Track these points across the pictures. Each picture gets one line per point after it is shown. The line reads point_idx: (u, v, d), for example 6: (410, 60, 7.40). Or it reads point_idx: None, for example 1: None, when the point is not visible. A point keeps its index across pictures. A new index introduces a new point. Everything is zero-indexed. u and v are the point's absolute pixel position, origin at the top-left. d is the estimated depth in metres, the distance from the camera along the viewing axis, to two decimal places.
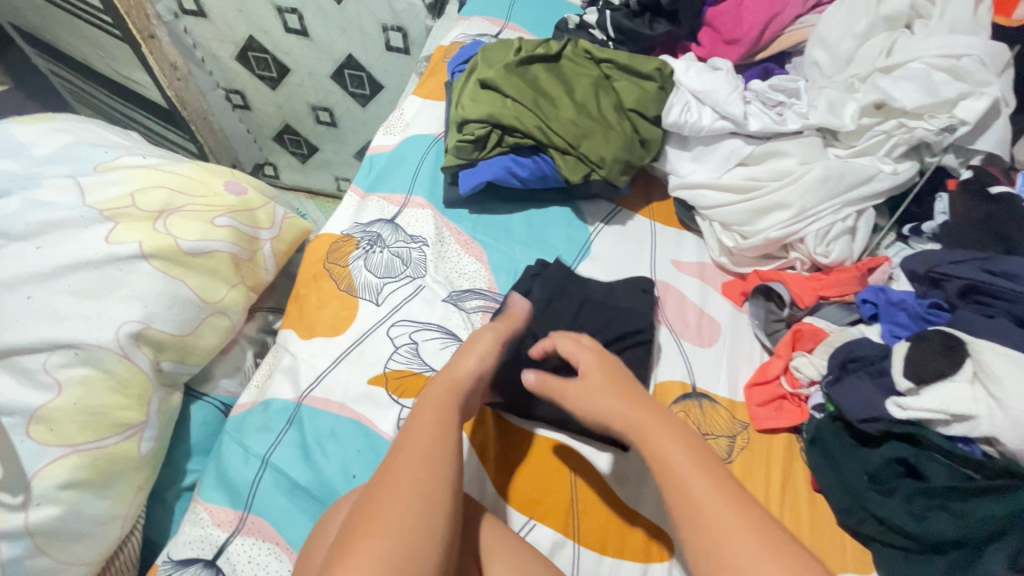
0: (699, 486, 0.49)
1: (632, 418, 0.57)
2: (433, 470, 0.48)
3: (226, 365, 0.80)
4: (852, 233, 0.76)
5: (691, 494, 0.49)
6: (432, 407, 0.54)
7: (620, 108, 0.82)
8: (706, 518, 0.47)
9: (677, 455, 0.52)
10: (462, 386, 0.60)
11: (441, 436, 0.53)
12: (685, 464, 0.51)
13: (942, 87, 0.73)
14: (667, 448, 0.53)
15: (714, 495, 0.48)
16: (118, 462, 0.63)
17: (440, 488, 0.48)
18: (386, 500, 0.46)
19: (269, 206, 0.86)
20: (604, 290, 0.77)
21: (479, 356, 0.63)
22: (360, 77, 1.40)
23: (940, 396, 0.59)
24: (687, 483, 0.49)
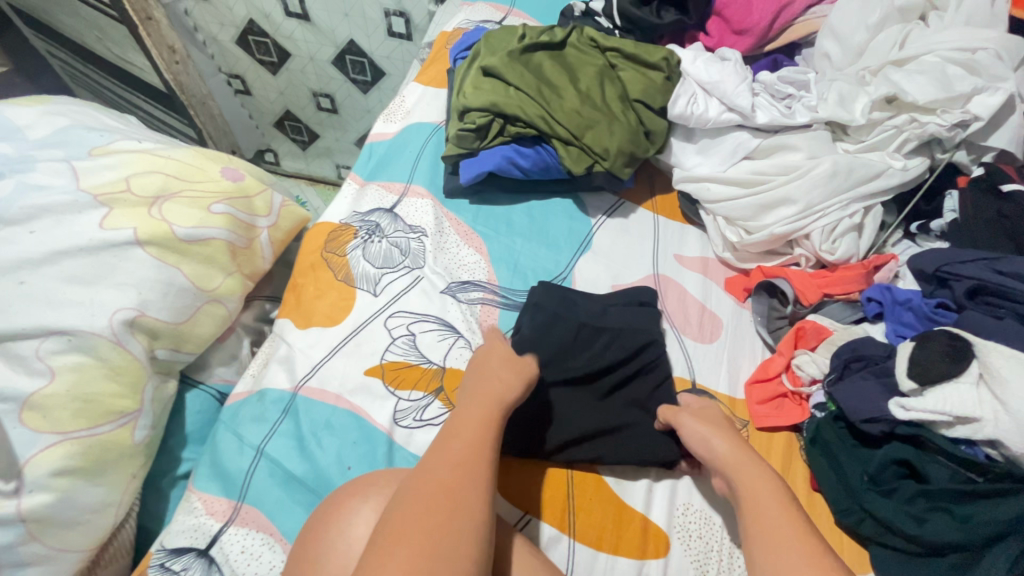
0: (768, 515, 0.50)
1: (721, 450, 0.58)
2: (461, 478, 0.49)
3: (222, 353, 0.80)
4: (858, 229, 0.74)
5: (768, 516, 0.50)
6: (464, 418, 0.56)
7: (626, 98, 0.81)
8: (771, 540, 0.48)
9: (761, 484, 0.53)
10: (504, 401, 0.59)
11: (478, 445, 0.53)
12: (767, 494, 0.52)
13: (956, 81, 0.71)
14: (756, 478, 0.54)
15: (781, 520, 0.49)
16: (112, 450, 0.63)
17: (476, 498, 0.49)
18: (427, 502, 0.47)
19: (267, 193, 0.85)
20: (596, 312, 0.73)
21: (516, 376, 0.62)
22: (363, 63, 1.38)
23: (944, 398, 0.58)
24: (762, 512, 0.51)
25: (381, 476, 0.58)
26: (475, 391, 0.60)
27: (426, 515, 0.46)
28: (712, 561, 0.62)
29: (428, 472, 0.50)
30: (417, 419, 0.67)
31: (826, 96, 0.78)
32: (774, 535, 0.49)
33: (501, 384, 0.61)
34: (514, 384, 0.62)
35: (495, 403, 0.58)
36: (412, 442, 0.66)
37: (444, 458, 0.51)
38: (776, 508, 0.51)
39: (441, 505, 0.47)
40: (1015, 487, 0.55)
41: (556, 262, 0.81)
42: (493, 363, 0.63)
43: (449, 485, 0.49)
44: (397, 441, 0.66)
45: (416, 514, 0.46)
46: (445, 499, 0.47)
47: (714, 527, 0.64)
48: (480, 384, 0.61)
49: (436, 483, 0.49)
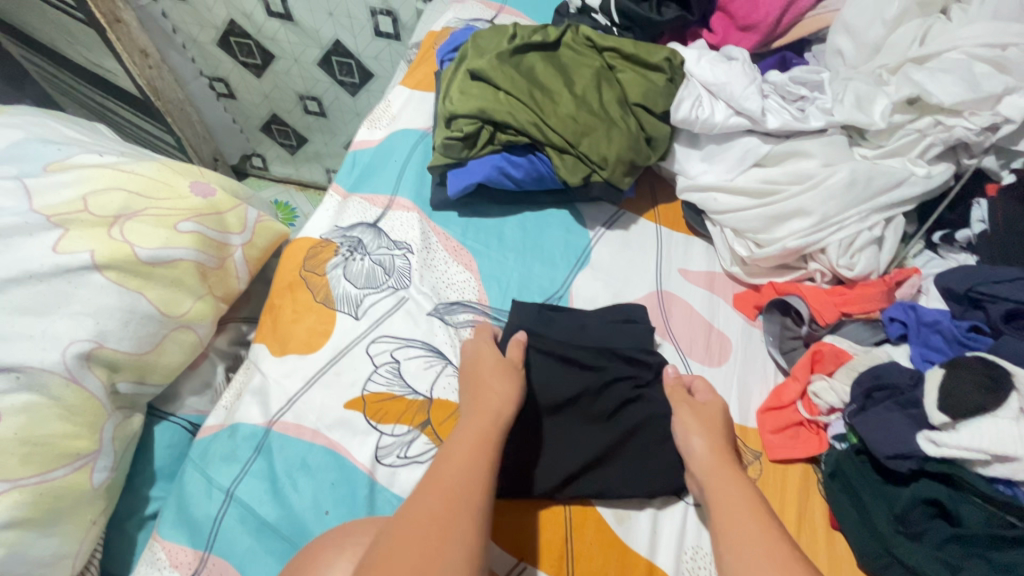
0: (739, 519, 0.51)
1: (700, 454, 0.58)
2: (454, 509, 0.45)
3: (194, 382, 0.74)
4: (879, 242, 0.69)
5: (739, 525, 0.50)
6: (457, 440, 0.52)
7: (625, 102, 0.75)
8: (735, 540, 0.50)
9: (737, 492, 0.53)
10: (501, 419, 0.55)
11: (474, 470, 0.49)
12: (735, 499, 0.53)
13: (986, 81, 0.65)
14: (728, 485, 0.54)
15: (751, 531, 0.50)
16: (66, 496, 0.58)
17: (472, 529, 0.44)
18: (414, 533, 0.42)
19: (241, 208, 0.80)
20: (573, 327, 0.70)
21: (512, 387, 0.59)
22: (349, 64, 1.32)
23: (980, 435, 0.53)
24: (732, 514, 0.52)
25: (357, 526, 0.52)
26: (471, 411, 0.56)
27: (417, 548, 0.41)
28: None
29: (420, 501, 0.45)
30: (401, 456, 0.62)
31: (842, 98, 0.72)
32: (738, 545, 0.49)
33: (498, 401, 0.57)
34: (513, 401, 0.58)
35: (493, 423, 0.55)
36: (395, 482, 0.60)
37: (437, 486, 0.47)
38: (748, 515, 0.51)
39: (429, 536, 0.42)
40: None
41: (552, 280, 0.76)
42: (485, 374, 0.60)
43: (443, 515, 0.44)
44: (379, 482, 0.60)
45: (406, 548, 0.41)
46: (439, 531, 0.43)
47: None
48: (476, 401, 0.57)
49: (426, 517, 0.44)
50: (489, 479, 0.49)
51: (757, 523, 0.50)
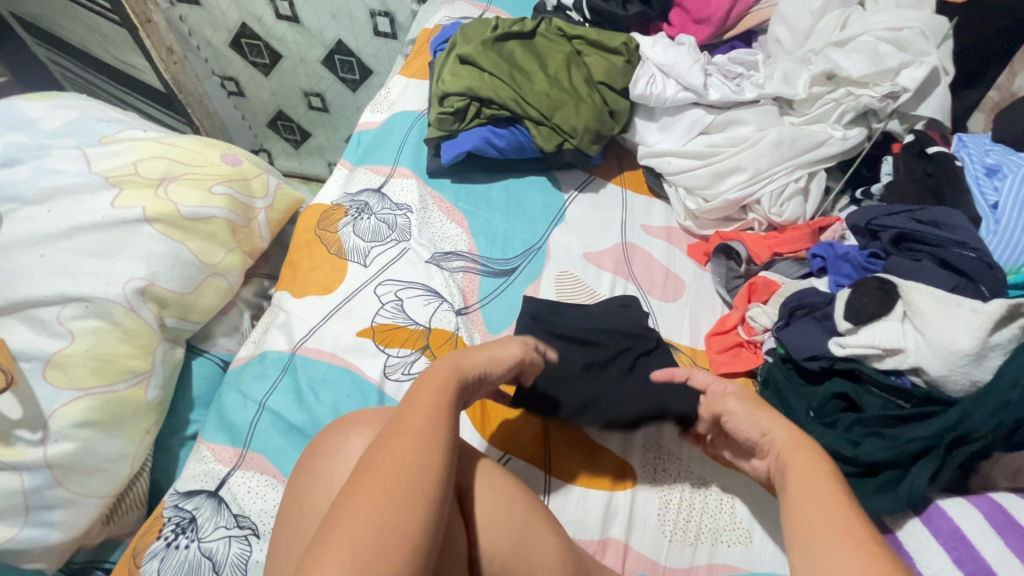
0: (817, 498, 0.47)
1: (777, 438, 0.55)
2: (413, 454, 0.47)
3: (225, 325, 0.86)
4: (804, 194, 0.82)
5: (815, 518, 0.46)
6: (421, 386, 0.54)
7: (591, 81, 0.89)
8: (809, 514, 0.46)
9: (806, 475, 0.50)
10: (467, 373, 0.57)
11: (436, 412, 0.51)
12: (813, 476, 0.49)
13: (887, 58, 0.78)
14: (801, 471, 0.50)
15: (831, 524, 0.45)
16: (127, 405, 0.69)
17: (430, 472, 0.46)
18: (374, 480, 0.45)
19: (263, 176, 0.92)
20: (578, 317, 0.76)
21: (492, 359, 0.60)
22: (350, 62, 1.45)
23: (874, 334, 0.65)
24: (809, 494, 0.48)
25: (362, 416, 0.63)
26: (441, 360, 0.59)
27: (382, 485, 0.45)
28: (675, 490, 0.68)
29: (387, 441, 0.48)
30: (405, 373, 0.73)
31: (772, 75, 0.85)
32: (820, 537, 0.44)
33: (473, 358, 0.59)
34: (485, 360, 0.60)
35: (458, 374, 0.56)
36: (400, 394, 0.72)
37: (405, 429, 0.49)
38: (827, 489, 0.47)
39: (389, 481, 0.45)
40: (938, 408, 0.62)
41: (532, 234, 0.88)
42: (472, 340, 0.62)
43: (408, 454, 0.47)
44: (387, 393, 0.72)
45: (372, 479, 0.45)
46: (403, 470, 0.46)
47: (676, 461, 0.70)
48: (449, 357, 0.59)
49: (389, 464, 0.46)
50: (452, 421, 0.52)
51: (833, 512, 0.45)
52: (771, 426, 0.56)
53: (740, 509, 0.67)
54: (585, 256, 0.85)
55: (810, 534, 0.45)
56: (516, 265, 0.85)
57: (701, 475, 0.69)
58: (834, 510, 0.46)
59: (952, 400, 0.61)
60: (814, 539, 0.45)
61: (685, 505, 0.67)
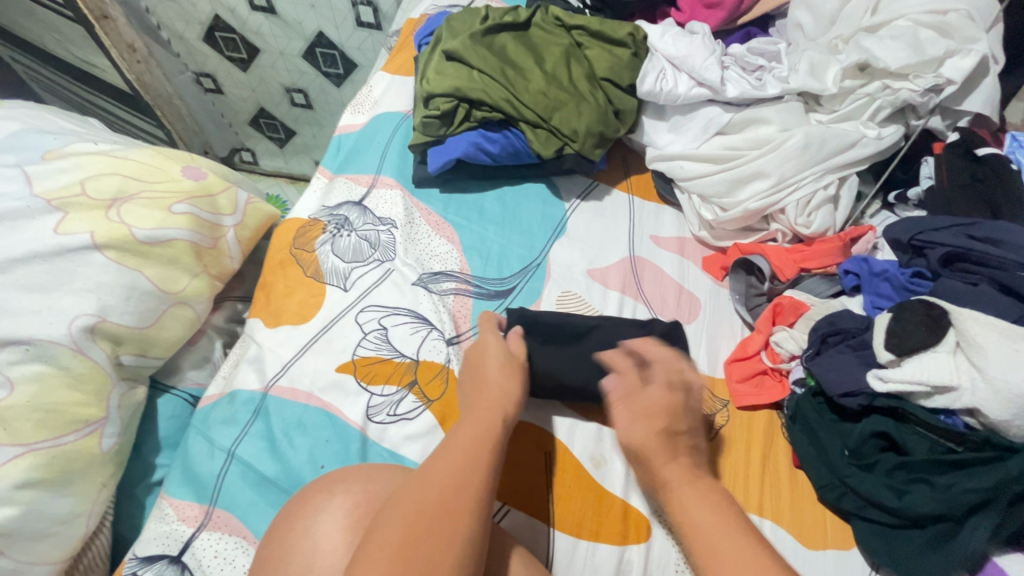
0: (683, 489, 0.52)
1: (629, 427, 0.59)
2: (459, 486, 0.46)
3: (194, 357, 0.78)
4: (834, 202, 0.73)
5: (688, 510, 0.50)
6: (462, 424, 0.54)
7: (593, 77, 0.80)
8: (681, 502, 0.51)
9: (679, 484, 0.52)
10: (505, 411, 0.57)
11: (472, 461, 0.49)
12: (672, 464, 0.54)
13: (929, 45, 0.69)
14: (675, 483, 0.53)
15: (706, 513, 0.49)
16: (79, 459, 0.61)
17: (476, 507, 0.46)
18: (420, 506, 0.44)
19: (231, 191, 0.83)
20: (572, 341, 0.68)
21: (512, 380, 0.61)
22: (333, 55, 1.35)
23: (920, 369, 0.57)
24: (675, 482, 0.53)
25: (357, 475, 0.54)
26: (479, 399, 0.58)
27: (428, 515, 0.43)
28: None
29: (420, 489, 0.46)
30: (390, 414, 0.66)
31: (797, 67, 0.76)
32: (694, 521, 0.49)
33: (506, 393, 0.59)
34: (516, 395, 0.59)
35: (497, 413, 0.56)
36: (386, 438, 0.65)
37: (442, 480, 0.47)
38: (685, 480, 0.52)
39: (437, 511, 0.44)
40: (996, 455, 0.54)
41: (530, 248, 0.80)
42: (494, 370, 0.62)
43: (446, 503, 0.44)
44: (370, 438, 0.64)
45: (418, 509, 0.44)
46: (441, 523, 0.43)
47: None
48: (482, 392, 0.59)
49: (435, 494, 0.45)
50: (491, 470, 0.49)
51: (706, 503, 0.50)
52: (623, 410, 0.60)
53: None
54: (590, 273, 0.77)
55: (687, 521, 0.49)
56: (513, 284, 0.77)
57: None
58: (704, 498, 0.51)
59: (1014, 447, 0.53)
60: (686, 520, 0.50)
61: None
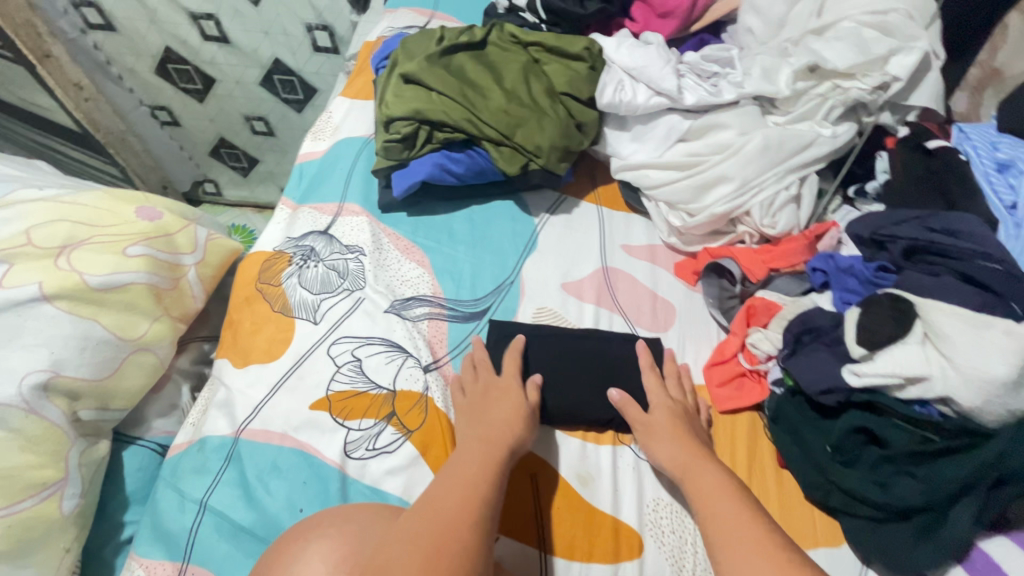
0: (711, 493, 0.54)
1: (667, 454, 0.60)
2: (463, 508, 0.48)
3: (160, 404, 0.75)
4: (797, 200, 0.74)
5: (717, 510, 0.53)
6: (463, 451, 0.56)
7: (552, 92, 0.80)
8: (706, 497, 0.54)
9: (720, 497, 0.53)
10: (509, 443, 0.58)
11: (464, 516, 0.47)
12: (702, 468, 0.57)
13: (873, 44, 0.71)
14: (716, 498, 0.54)
15: (726, 506, 0.52)
16: (37, 527, 0.58)
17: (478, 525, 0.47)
18: (428, 523, 0.46)
19: (190, 229, 0.81)
20: (557, 356, 0.69)
21: (519, 413, 0.61)
22: (291, 81, 1.34)
23: (892, 360, 0.57)
24: (701, 481, 0.56)
25: (338, 516, 0.52)
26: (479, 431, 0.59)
27: (430, 532, 0.45)
28: (688, 554, 0.60)
29: (431, 512, 0.47)
30: (369, 449, 0.64)
31: (750, 71, 0.78)
32: (717, 518, 0.52)
33: (510, 424, 0.60)
34: (523, 429, 0.60)
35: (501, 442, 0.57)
36: (366, 474, 0.62)
37: (437, 517, 0.46)
38: (720, 484, 0.55)
39: (444, 529, 0.45)
40: (972, 441, 0.55)
41: (502, 266, 0.79)
42: (495, 399, 0.63)
43: (444, 532, 0.45)
44: (350, 475, 0.62)
45: (425, 526, 0.45)
46: (445, 538, 0.45)
47: (686, 519, 0.62)
48: (485, 419, 0.60)
49: (444, 512, 0.47)
50: (487, 507, 0.49)
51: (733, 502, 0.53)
52: (663, 437, 0.61)
53: None
54: (564, 287, 0.76)
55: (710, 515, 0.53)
56: (487, 304, 0.76)
57: None
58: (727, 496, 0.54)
59: (988, 432, 0.54)
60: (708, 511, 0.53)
61: (701, 570, 0.59)
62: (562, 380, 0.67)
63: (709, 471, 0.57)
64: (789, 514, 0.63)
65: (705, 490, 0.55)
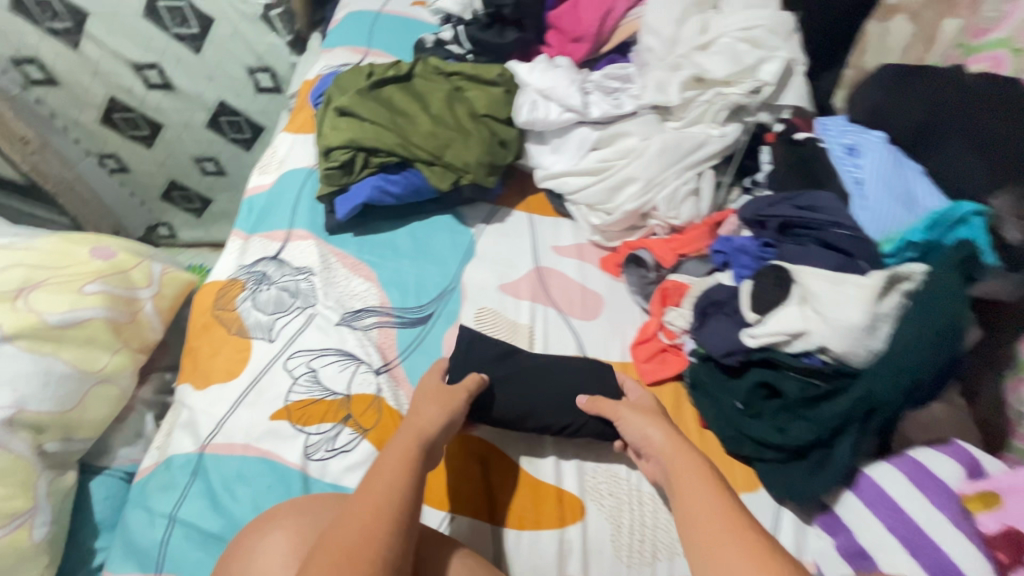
0: (692, 482, 0.53)
1: (656, 440, 0.60)
2: (380, 506, 0.50)
3: (125, 433, 0.78)
4: (697, 193, 0.85)
5: (693, 502, 0.51)
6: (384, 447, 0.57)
7: (475, 114, 0.89)
8: (681, 483, 0.54)
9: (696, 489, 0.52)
10: (425, 435, 0.58)
11: (378, 523, 0.48)
12: (683, 455, 0.57)
13: (743, 56, 0.83)
14: (692, 490, 0.52)
15: (706, 495, 0.51)
16: (9, 554, 0.60)
17: (395, 520, 0.49)
18: (344, 528, 0.48)
19: (144, 264, 0.85)
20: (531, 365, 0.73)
21: (443, 407, 0.62)
22: (238, 121, 1.42)
23: (777, 321, 0.66)
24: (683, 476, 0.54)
25: (299, 507, 0.56)
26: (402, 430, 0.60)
27: (345, 536, 0.47)
28: (625, 512, 0.67)
29: (350, 517, 0.49)
30: (329, 449, 0.69)
31: (647, 85, 0.88)
32: (694, 504, 0.51)
33: (427, 417, 0.60)
34: (438, 419, 0.61)
35: (417, 435, 0.58)
36: (327, 472, 0.68)
37: (350, 521, 0.48)
38: (695, 471, 0.54)
39: (357, 531, 0.47)
40: (847, 382, 0.64)
41: (444, 274, 0.86)
42: (420, 399, 0.64)
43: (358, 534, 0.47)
44: (312, 476, 0.67)
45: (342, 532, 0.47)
46: (358, 539, 0.47)
47: (621, 482, 0.69)
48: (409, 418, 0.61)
49: (359, 513, 0.49)
50: (405, 498, 0.51)
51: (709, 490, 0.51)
52: (648, 429, 0.62)
53: None
54: (501, 288, 0.84)
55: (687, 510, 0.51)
56: (431, 310, 0.82)
57: (649, 492, 0.69)
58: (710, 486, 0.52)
59: (857, 372, 0.64)
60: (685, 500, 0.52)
61: (637, 525, 0.66)
62: (525, 385, 0.70)
63: (686, 462, 0.56)
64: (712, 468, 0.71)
65: (684, 483, 0.53)
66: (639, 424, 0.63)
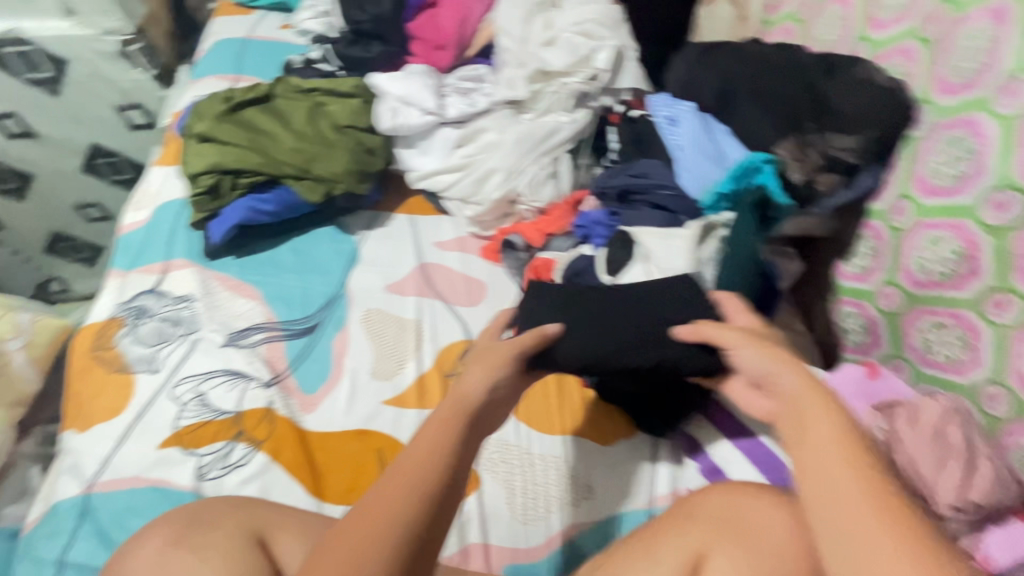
0: (815, 426, 0.43)
1: (788, 381, 0.46)
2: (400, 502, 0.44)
3: (9, 490, 0.76)
4: (557, 175, 0.92)
5: (822, 451, 0.41)
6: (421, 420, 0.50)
7: (338, 126, 0.93)
8: (813, 435, 0.42)
9: (823, 441, 0.42)
10: (469, 402, 0.52)
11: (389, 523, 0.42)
12: (796, 378, 0.46)
13: (579, 48, 0.92)
14: (815, 427, 0.43)
15: (830, 453, 0.41)
16: None
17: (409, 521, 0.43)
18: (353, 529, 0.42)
19: (12, 315, 0.83)
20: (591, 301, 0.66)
21: (486, 371, 0.54)
22: (116, 162, 1.37)
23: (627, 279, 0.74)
24: (808, 421, 0.43)
25: (181, 511, 0.57)
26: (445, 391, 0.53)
27: (352, 533, 0.42)
28: (518, 475, 0.73)
29: (361, 513, 0.43)
30: (222, 467, 0.70)
31: (500, 82, 0.95)
32: (818, 458, 0.41)
33: (468, 385, 0.53)
34: (479, 384, 0.53)
35: (461, 398, 0.52)
36: (222, 489, 0.69)
37: (361, 516, 0.43)
38: (826, 421, 0.43)
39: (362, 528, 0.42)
40: None
41: (329, 283, 0.88)
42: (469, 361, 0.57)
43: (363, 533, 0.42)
44: (207, 494, 0.68)
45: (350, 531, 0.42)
46: (355, 534, 0.42)
47: (512, 448, 0.75)
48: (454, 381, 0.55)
49: (370, 505, 0.44)
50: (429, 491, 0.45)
51: (835, 433, 0.42)
52: (783, 368, 0.47)
53: (576, 467, 0.74)
54: (388, 288, 0.87)
55: (816, 486, 0.40)
56: (316, 321, 0.84)
57: (538, 452, 0.74)
58: (838, 452, 0.41)
59: None
60: (811, 441, 0.42)
61: (529, 484, 0.72)
62: (606, 327, 0.64)
63: (818, 409, 0.43)
64: (595, 423, 0.77)
65: (815, 435, 0.42)
66: (756, 360, 0.50)
